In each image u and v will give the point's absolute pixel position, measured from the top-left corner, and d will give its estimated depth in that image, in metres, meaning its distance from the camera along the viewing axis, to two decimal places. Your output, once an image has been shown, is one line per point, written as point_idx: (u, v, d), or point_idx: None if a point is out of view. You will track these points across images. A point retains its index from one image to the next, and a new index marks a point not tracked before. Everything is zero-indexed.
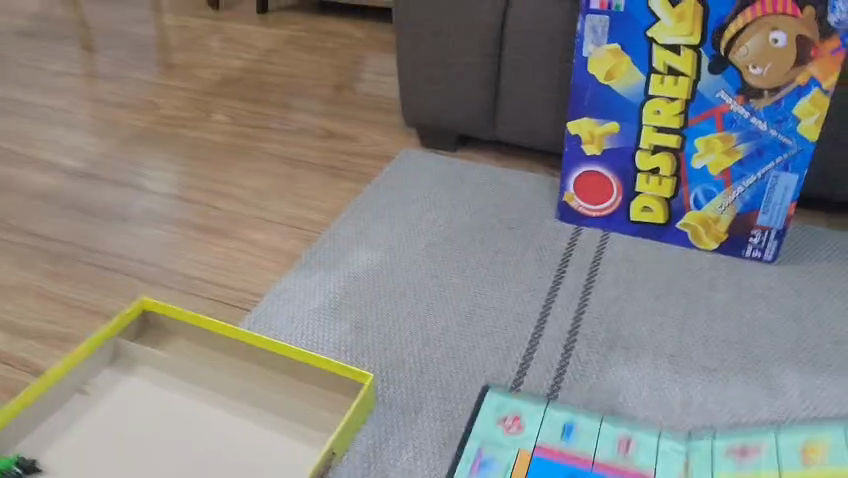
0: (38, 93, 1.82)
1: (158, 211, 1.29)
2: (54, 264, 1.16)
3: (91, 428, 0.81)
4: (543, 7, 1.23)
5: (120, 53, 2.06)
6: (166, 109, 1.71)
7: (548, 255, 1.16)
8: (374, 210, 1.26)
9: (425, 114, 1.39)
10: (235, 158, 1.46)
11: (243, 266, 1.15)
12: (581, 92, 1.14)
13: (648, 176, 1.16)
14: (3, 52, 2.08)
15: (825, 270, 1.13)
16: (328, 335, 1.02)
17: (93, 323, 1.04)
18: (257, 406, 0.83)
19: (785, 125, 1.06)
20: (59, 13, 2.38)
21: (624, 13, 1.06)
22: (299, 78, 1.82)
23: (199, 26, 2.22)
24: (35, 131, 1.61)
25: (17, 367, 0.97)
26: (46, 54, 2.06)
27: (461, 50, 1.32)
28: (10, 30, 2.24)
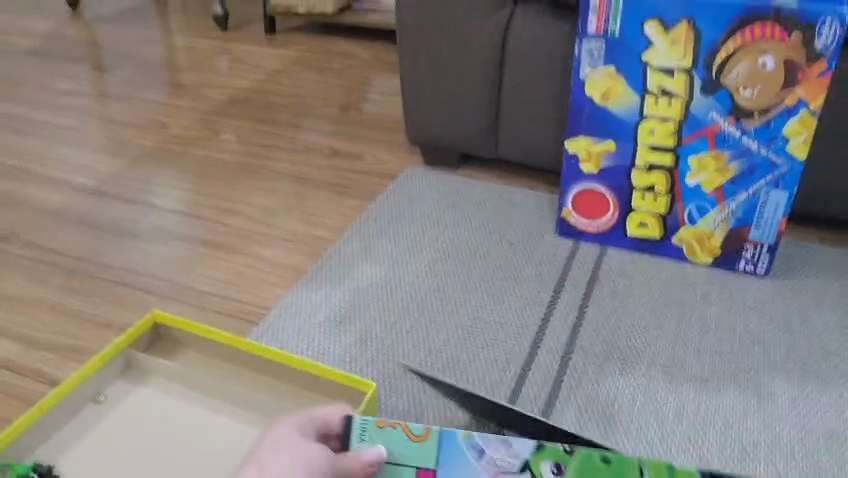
0: (50, 112, 1.86)
1: (167, 228, 1.33)
2: (67, 279, 1.19)
3: (105, 436, 0.84)
4: (542, 31, 1.27)
5: (131, 73, 2.11)
6: (175, 128, 1.75)
7: (548, 269, 1.19)
8: (378, 226, 1.30)
9: (427, 133, 1.43)
10: (243, 176, 1.50)
11: (251, 280, 1.19)
12: (578, 112, 1.18)
13: (644, 193, 1.20)
14: (15, 72, 2.13)
15: (816, 286, 1.15)
16: (334, 347, 1.05)
17: (106, 336, 1.07)
18: (265, 414, 0.86)
19: (775, 144, 1.09)
20: (70, 34, 2.43)
21: (619, 37, 1.10)
22: (306, 98, 1.87)
23: (208, 47, 2.27)
24: (47, 150, 1.66)
25: (32, 378, 1.00)
26: (58, 74, 2.11)
27: (462, 72, 1.36)
28: (23, 50, 2.29)
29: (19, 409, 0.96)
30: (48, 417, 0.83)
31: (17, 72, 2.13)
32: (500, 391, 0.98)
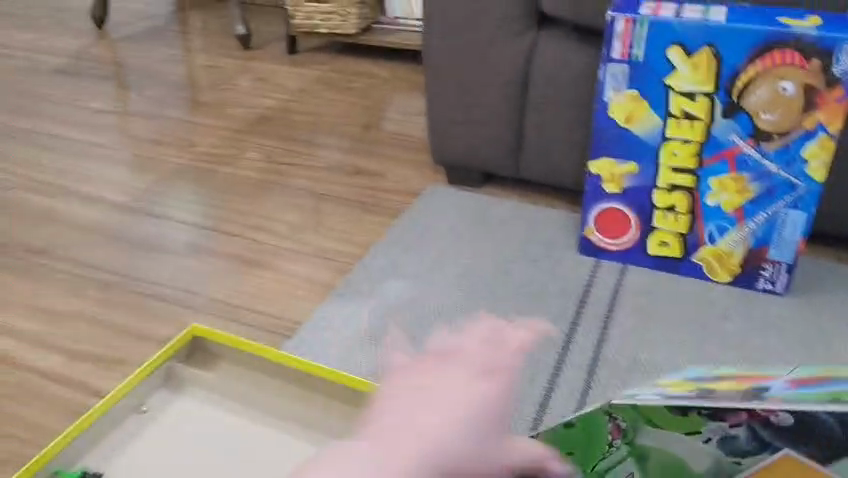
0: (80, 130, 1.91)
1: (198, 243, 1.37)
2: (103, 293, 1.23)
3: (150, 444, 0.89)
4: (564, 55, 1.31)
5: (156, 91, 2.16)
6: (201, 145, 1.79)
7: (571, 286, 1.22)
8: (405, 243, 1.33)
9: (451, 153, 1.47)
10: (269, 193, 1.54)
11: (282, 295, 1.22)
12: (601, 134, 1.21)
13: (665, 213, 1.23)
14: (44, 90, 2.19)
15: (835, 304, 1.17)
16: (365, 360, 1.08)
17: (144, 348, 1.11)
18: (304, 424, 0.90)
19: (794, 166, 1.12)
20: (96, 53, 2.49)
21: (643, 62, 1.13)
22: (328, 117, 1.91)
23: (231, 66, 2.32)
24: (79, 167, 1.70)
25: (74, 388, 1.04)
26: (86, 93, 2.16)
27: (486, 95, 1.40)
28: (50, 68, 2.35)
29: (63, 418, 1.00)
30: (95, 426, 0.87)
31: (46, 90, 2.18)
32: (527, 404, 1.01)
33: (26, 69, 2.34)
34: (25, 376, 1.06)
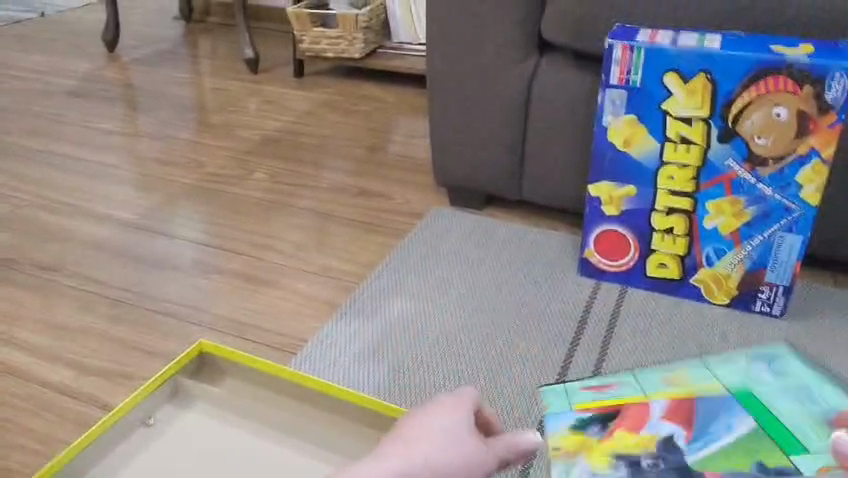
0: (91, 150, 1.95)
1: (205, 261, 1.40)
2: (112, 309, 1.26)
3: (155, 456, 0.90)
4: (565, 80, 1.35)
5: (164, 113, 2.20)
6: (209, 166, 1.82)
7: (571, 307, 1.24)
8: (408, 263, 1.35)
9: (454, 175, 1.50)
10: (276, 213, 1.57)
11: (287, 312, 1.25)
12: (601, 158, 1.24)
13: (664, 235, 1.25)
14: (56, 111, 2.23)
15: (832, 328, 1.19)
16: (369, 376, 1.10)
17: (153, 363, 1.13)
18: (306, 440, 0.92)
19: (788, 190, 1.14)
20: (107, 75, 2.54)
21: (640, 88, 1.16)
22: (333, 139, 1.94)
23: (239, 89, 2.36)
24: (90, 186, 1.74)
25: (85, 400, 1.06)
26: (96, 114, 2.20)
27: (488, 118, 1.43)
28: (62, 90, 2.40)
29: (71, 430, 1.01)
30: (103, 437, 0.89)
31: (58, 111, 2.23)
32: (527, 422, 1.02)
33: (39, 91, 2.39)
34: (36, 389, 1.08)
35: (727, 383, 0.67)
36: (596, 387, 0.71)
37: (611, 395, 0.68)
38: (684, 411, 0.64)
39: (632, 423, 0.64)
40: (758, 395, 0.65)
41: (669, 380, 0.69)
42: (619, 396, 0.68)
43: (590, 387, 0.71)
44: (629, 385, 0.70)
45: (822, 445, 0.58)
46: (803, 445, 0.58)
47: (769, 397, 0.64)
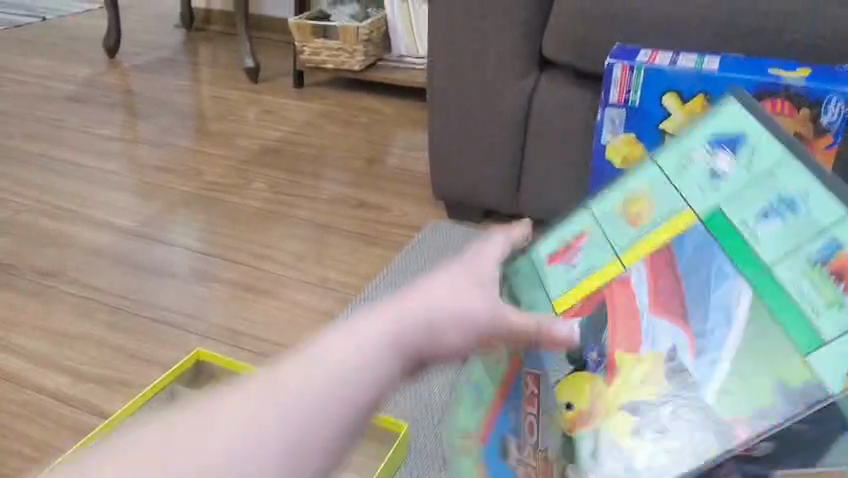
0: (90, 156, 1.95)
1: (203, 270, 1.40)
2: (110, 316, 1.26)
3: None
4: (564, 97, 1.36)
5: (164, 120, 2.21)
6: (209, 175, 1.83)
7: None
8: (405, 274, 1.36)
9: (453, 189, 1.51)
10: (274, 223, 1.58)
11: (284, 322, 1.25)
12: (599, 175, 1.25)
13: None
14: (56, 116, 2.24)
15: None
16: None
17: (150, 371, 1.13)
18: None
19: None
20: (107, 81, 2.54)
21: (639, 107, 1.18)
22: (332, 151, 1.95)
23: (239, 98, 2.37)
24: (89, 192, 1.74)
25: (81, 408, 1.06)
26: (97, 120, 2.21)
27: (488, 133, 1.44)
28: (63, 95, 2.40)
29: (68, 437, 1.02)
30: None
31: (58, 116, 2.23)
32: None
33: (39, 96, 2.39)
34: (33, 395, 1.09)
35: (697, 209, 0.57)
36: (568, 253, 0.64)
37: (578, 282, 0.61)
38: (671, 273, 0.56)
39: (624, 337, 0.57)
40: (738, 228, 0.53)
41: (628, 210, 0.62)
42: (588, 279, 0.60)
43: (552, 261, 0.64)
44: (600, 247, 0.62)
45: (824, 290, 0.46)
46: (798, 326, 0.47)
47: (746, 215, 0.53)
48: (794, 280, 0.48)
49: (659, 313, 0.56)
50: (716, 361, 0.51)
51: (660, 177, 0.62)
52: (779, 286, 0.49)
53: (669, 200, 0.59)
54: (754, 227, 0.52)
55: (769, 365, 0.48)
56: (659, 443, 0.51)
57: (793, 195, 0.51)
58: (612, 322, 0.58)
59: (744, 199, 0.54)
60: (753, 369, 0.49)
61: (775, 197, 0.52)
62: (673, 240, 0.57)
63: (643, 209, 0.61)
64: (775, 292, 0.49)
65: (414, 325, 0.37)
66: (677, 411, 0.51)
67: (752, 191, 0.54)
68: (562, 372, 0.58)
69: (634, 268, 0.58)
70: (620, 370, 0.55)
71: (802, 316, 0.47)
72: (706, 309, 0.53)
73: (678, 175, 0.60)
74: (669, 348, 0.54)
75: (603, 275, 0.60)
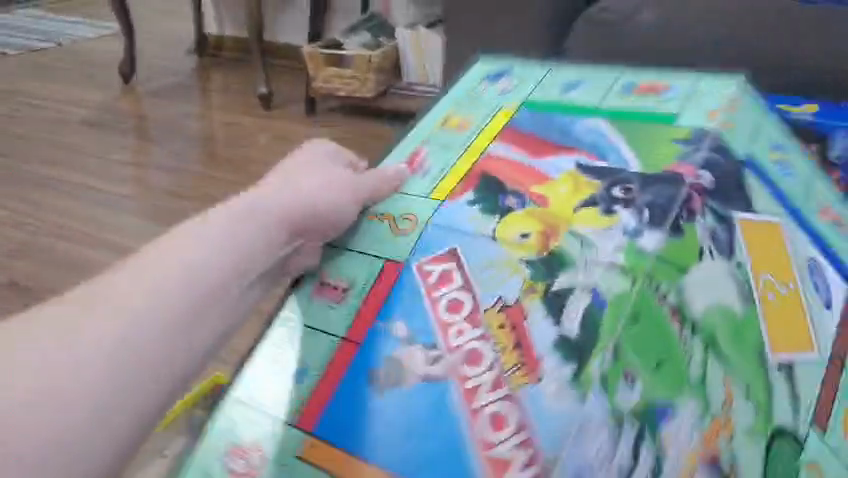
0: (103, 180, 1.99)
1: None
2: None
3: None
4: None
5: (177, 145, 2.24)
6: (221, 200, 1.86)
7: None
8: None
9: None
10: None
11: None
12: None
13: None
14: (69, 139, 2.28)
15: None
16: None
17: None
18: None
19: None
20: (121, 106, 2.59)
21: None
22: None
23: (251, 124, 2.40)
24: (104, 216, 1.77)
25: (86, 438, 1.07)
26: (111, 144, 2.24)
27: None
28: (78, 119, 2.45)
29: None
30: None
31: (72, 141, 2.27)
32: None
33: (54, 119, 2.44)
34: None
35: (515, 101, 0.70)
36: (418, 158, 0.68)
37: (447, 175, 0.64)
38: (520, 134, 0.65)
39: (526, 177, 0.61)
40: (552, 103, 0.68)
41: (447, 125, 0.70)
42: (466, 160, 0.65)
43: (402, 169, 0.65)
44: (448, 142, 0.68)
45: (657, 109, 0.65)
46: (660, 111, 0.64)
47: (553, 94, 0.69)
48: (627, 107, 0.65)
49: (545, 153, 0.63)
50: (617, 151, 0.61)
51: (456, 101, 0.73)
52: (616, 111, 0.65)
53: (480, 109, 0.70)
54: (565, 96, 0.69)
55: (663, 136, 0.61)
56: (644, 207, 0.55)
57: (574, 80, 0.71)
58: (504, 176, 0.62)
59: (544, 89, 0.71)
60: (647, 149, 0.60)
61: (563, 81, 0.71)
62: (516, 122, 0.67)
63: (466, 119, 0.69)
64: (618, 117, 0.64)
65: (232, 214, 0.50)
66: (648, 215, 0.55)
67: (548, 84, 0.71)
68: (491, 225, 0.58)
69: (494, 146, 0.65)
70: (551, 195, 0.59)
71: (656, 114, 0.64)
72: (581, 137, 0.63)
73: (472, 98, 0.72)
74: (575, 165, 0.61)
75: (478, 149, 0.65)
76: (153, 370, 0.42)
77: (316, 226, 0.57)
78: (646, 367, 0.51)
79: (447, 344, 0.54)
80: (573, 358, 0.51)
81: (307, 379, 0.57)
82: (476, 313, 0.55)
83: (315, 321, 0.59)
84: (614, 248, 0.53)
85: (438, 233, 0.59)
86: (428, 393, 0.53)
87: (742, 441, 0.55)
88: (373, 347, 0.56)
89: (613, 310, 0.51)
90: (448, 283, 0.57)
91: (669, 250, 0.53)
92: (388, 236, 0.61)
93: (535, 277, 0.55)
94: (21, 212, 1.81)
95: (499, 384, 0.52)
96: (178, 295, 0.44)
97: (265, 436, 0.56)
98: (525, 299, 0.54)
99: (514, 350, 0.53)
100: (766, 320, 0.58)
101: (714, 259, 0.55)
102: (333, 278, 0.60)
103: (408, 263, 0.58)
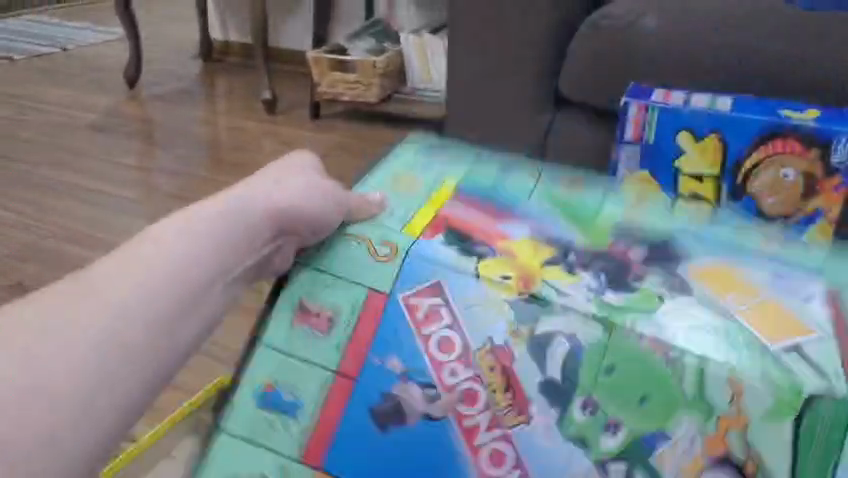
0: (108, 183, 2.00)
1: None
2: None
3: None
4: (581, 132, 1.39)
5: (181, 149, 2.26)
6: None
7: None
8: None
9: None
10: None
11: None
12: None
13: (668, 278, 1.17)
14: (75, 143, 2.30)
15: None
16: None
17: None
18: None
19: None
20: (126, 110, 2.61)
21: (655, 145, 1.11)
22: None
23: (256, 128, 2.42)
24: (109, 219, 1.79)
25: None
26: (116, 148, 2.26)
27: None
28: (83, 123, 2.47)
29: None
30: None
31: (77, 144, 2.29)
32: None
33: (60, 124, 2.46)
34: None
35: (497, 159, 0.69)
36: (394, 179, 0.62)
37: (428, 201, 0.58)
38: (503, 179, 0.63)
39: (477, 227, 0.55)
40: (530, 164, 0.68)
41: (427, 151, 0.66)
42: (440, 190, 0.59)
43: (369, 198, 0.56)
44: (427, 168, 0.63)
45: (627, 188, 0.67)
46: (596, 190, 0.67)
47: (526, 165, 0.71)
48: (601, 179, 0.67)
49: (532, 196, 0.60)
50: (612, 207, 0.60)
51: (431, 139, 0.70)
52: (593, 183, 0.67)
53: (444, 157, 0.70)
54: (540, 166, 0.70)
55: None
56: (636, 261, 0.52)
57: (538, 164, 0.75)
58: (468, 217, 0.56)
59: (499, 151, 0.72)
60: (632, 206, 0.60)
61: (529, 163, 0.75)
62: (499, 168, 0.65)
63: (447, 152, 0.67)
64: (596, 182, 0.66)
65: (244, 203, 0.47)
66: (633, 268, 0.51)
67: (514, 162, 0.75)
68: (473, 259, 0.51)
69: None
70: (529, 236, 0.54)
71: (630, 192, 0.66)
72: (569, 187, 0.63)
73: (432, 149, 0.71)
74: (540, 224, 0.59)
75: (451, 183, 0.60)
76: (146, 373, 0.38)
77: (299, 226, 0.51)
78: (626, 409, 0.45)
79: (442, 383, 0.49)
80: (556, 403, 0.47)
81: (302, 418, 0.53)
82: (469, 353, 0.49)
83: (299, 351, 0.54)
84: (584, 299, 0.48)
85: (423, 260, 0.51)
86: (431, 433, 0.49)
87: (764, 426, 0.42)
88: (372, 382, 0.51)
89: (590, 361, 0.46)
90: (439, 315, 0.50)
91: (640, 299, 0.48)
92: (369, 261, 0.53)
93: (518, 321, 0.48)
94: (27, 216, 1.82)
95: (495, 426, 0.48)
96: (180, 292, 0.41)
97: (268, 474, 0.53)
98: (516, 342, 0.48)
99: (505, 391, 0.48)
100: (750, 316, 0.47)
101: (679, 298, 0.48)
102: (316, 305, 0.53)
103: (393, 293, 0.51)
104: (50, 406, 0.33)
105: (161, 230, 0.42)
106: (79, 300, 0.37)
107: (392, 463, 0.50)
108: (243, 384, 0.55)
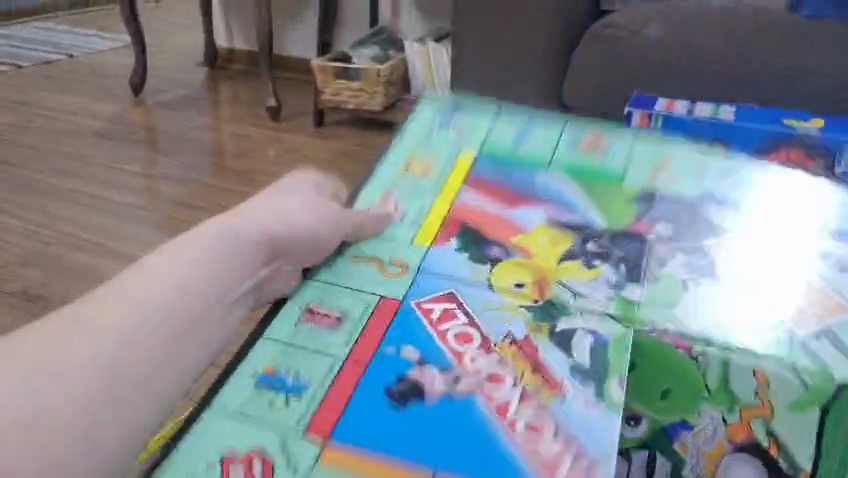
0: (113, 190, 2.01)
1: None
2: None
3: None
4: None
5: (186, 156, 2.27)
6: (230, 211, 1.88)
7: None
8: None
9: None
10: None
11: None
12: None
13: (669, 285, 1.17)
14: (80, 150, 2.31)
15: None
16: None
17: None
18: None
19: None
20: (131, 117, 2.62)
21: None
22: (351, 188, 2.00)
23: (260, 136, 2.43)
24: (115, 226, 1.80)
25: None
26: (121, 155, 2.27)
27: None
28: (88, 130, 2.48)
29: None
30: None
31: (83, 151, 2.30)
32: None
33: (65, 130, 2.47)
34: None
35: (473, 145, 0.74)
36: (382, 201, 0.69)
37: (423, 224, 0.66)
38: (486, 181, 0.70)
39: (505, 229, 0.65)
40: (508, 149, 0.74)
41: (408, 165, 0.73)
42: (433, 209, 0.68)
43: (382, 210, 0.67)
44: (416, 183, 0.71)
45: (607, 160, 0.72)
46: (608, 169, 0.71)
47: (508, 139, 0.75)
48: (578, 157, 0.73)
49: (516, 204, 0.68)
50: (581, 208, 0.68)
51: (410, 138, 0.76)
52: (570, 164, 0.72)
53: (438, 151, 0.74)
54: (519, 142, 0.75)
55: (621, 195, 0.69)
56: (621, 260, 0.62)
57: (524, 123, 0.77)
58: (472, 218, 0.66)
59: (496, 134, 0.76)
60: (607, 203, 0.68)
61: (514, 125, 0.77)
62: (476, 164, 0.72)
63: (426, 160, 0.73)
64: (571, 166, 0.72)
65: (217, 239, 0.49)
66: (622, 268, 0.61)
67: (502, 123, 0.78)
68: (486, 269, 0.61)
69: (462, 193, 0.69)
70: (531, 245, 0.63)
71: (608, 168, 0.72)
72: (543, 186, 0.70)
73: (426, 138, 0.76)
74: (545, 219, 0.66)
75: (446, 192, 0.70)
76: (141, 386, 0.41)
77: (295, 245, 0.56)
78: (651, 405, 0.54)
79: (465, 368, 0.51)
80: (591, 379, 0.50)
81: (309, 395, 0.49)
82: (489, 343, 0.53)
83: (301, 341, 0.53)
84: (604, 297, 0.58)
85: (432, 278, 0.60)
86: (455, 407, 0.48)
87: (790, 414, 0.50)
88: (386, 367, 0.51)
89: (617, 346, 0.52)
90: (452, 316, 0.56)
91: (653, 297, 0.58)
92: (379, 277, 0.60)
93: (537, 318, 0.55)
94: (33, 222, 1.83)
95: (529, 399, 0.49)
96: (164, 309, 0.44)
97: (267, 445, 0.46)
98: (535, 335, 0.54)
99: (534, 373, 0.51)
100: (780, 298, 0.57)
101: (701, 284, 0.59)
102: (323, 307, 0.56)
103: (406, 300, 0.57)
104: (37, 427, 0.36)
105: (142, 270, 0.46)
106: (65, 327, 0.40)
107: (411, 433, 0.46)
108: (239, 372, 0.51)
